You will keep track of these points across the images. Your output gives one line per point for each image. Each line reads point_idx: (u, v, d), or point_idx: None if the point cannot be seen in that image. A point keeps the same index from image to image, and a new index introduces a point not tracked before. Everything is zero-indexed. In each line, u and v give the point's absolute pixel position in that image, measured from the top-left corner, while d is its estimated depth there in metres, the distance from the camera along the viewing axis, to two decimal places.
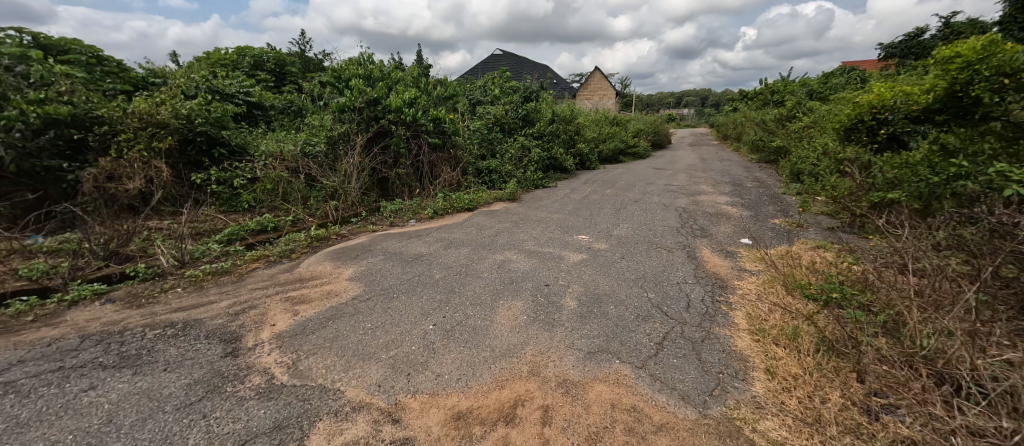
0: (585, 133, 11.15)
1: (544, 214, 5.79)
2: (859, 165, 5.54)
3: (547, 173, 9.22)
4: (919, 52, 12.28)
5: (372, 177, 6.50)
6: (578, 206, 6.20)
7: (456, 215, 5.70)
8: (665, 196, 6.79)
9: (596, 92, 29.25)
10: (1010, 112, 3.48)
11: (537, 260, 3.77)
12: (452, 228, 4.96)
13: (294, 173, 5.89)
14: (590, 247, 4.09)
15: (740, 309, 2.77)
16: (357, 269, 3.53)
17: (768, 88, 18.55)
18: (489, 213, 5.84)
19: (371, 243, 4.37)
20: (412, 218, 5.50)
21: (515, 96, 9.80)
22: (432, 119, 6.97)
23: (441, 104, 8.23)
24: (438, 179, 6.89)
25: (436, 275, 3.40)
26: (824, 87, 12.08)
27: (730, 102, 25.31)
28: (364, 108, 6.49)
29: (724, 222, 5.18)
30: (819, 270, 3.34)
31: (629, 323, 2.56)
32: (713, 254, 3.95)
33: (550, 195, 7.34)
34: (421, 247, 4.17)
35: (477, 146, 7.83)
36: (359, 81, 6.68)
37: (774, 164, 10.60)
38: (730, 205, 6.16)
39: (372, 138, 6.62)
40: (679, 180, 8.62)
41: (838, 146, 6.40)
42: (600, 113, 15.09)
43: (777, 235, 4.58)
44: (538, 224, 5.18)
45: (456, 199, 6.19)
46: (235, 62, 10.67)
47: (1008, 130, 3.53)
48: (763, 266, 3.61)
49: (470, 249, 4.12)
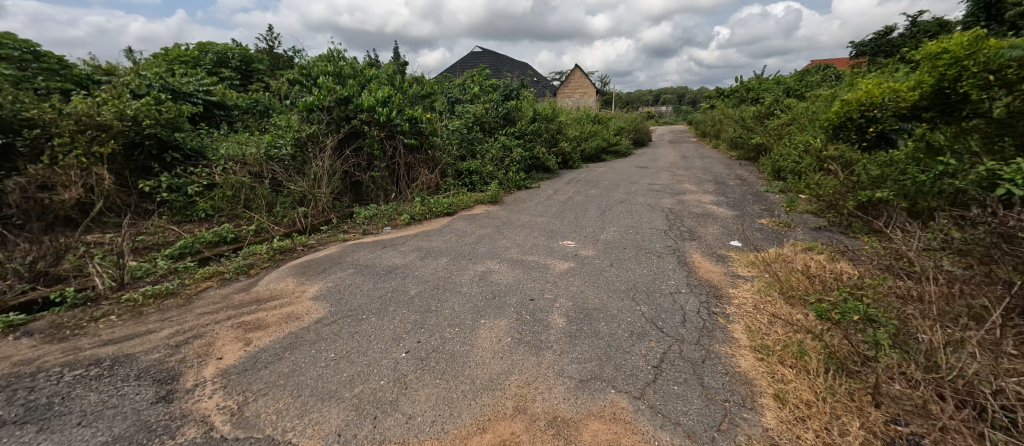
0: (567, 132, 10.97)
1: (527, 217, 5.55)
2: (843, 162, 5.51)
3: (530, 174, 8.98)
4: (889, 50, 12.60)
5: (345, 180, 6.14)
6: (562, 209, 5.98)
7: (435, 220, 5.40)
8: (650, 197, 6.66)
9: (576, 90, 29.24)
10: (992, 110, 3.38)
11: (520, 270, 3.51)
12: (430, 235, 4.65)
13: (257, 177, 5.46)
14: (577, 254, 3.87)
15: (739, 322, 2.58)
16: (322, 286, 3.19)
17: (745, 86, 18.82)
18: (470, 218, 5.55)
19: (341, 254, 4.02)
20: (387, 225, 5.16)
21: (495, 95, 9.52)
22: (408, 119, 6.62)
23: (418, 103, 7.88)
24: (416, 182, 6.55)
25: (410, 291, 3.10)
26: (800, 85, 12.26)
27: (708, 100, 25.67)
28: (334, 107, 6.10)
29: (711, 223, 5.06)
30: (815, 274, 3.20)
31: (622, 343, 2.34)
32: (704, 259, 3.78)
33: (533, 196, 7.10)
34: (395, 259, 3.85)
35: (457, 147, 7.51)
36: (328, 79, 6.28)
37: (755, 161, 10.67)
38: (716, 204, 6.06)
39: (343, 140, 6.23)
40: (662, 178, 8.52)
41: (821, 143, 6.38)
42: (582, 111, 14.95)
43: (765, 236, 4.47)
44: (521, 228, 4.93)
45: (434, 203, 5.87)
46: (197, 59, 10.01)
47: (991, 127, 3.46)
48: (756, 271, 3.45)
49: (449, 259, 3.84)
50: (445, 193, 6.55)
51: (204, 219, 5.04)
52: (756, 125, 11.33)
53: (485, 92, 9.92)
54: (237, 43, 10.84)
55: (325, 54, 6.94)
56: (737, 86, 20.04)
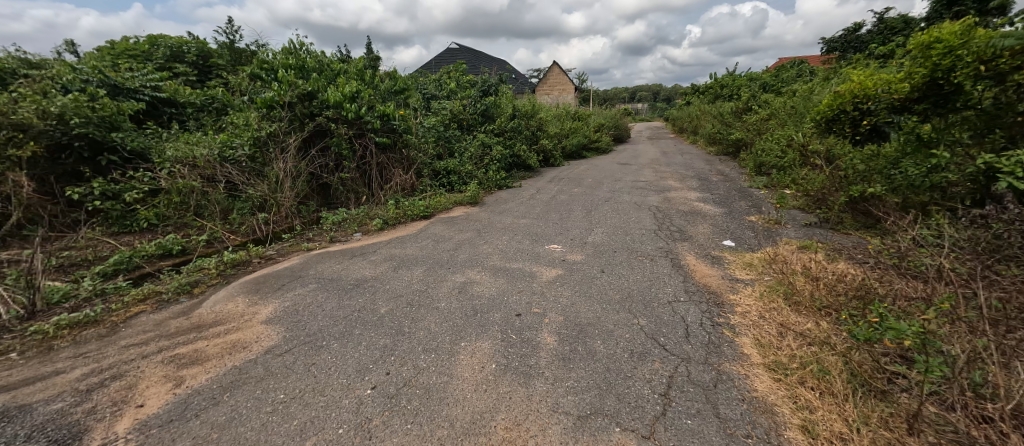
0: (548, 129, 10.70)
1: (509, 219, 5.23)
2: (829, 157, 5.42)
3: (510, 172, 8.65)
4: (859, 46, 12.88)
5: (311, 183, 5.68)
6: (545, 209, 5.69)
7: (411, 224, 5.02)
8: (635, 194, 6.45)
9: (555, 87, 29.08)
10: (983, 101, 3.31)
11: (504, 280, 3.20)
12: (404, 242, 4.26)
13: (210, 181, 4.95)
14: (565, 260, 3.58)
15: (746, 335, 2.34)
16: (277, 307, 2.78)
17: (721, 82, 19.03)
18: (449, 221, 5.18)
19: (303, 266, 3.59)
20: (358, 231, 4.74)
21: (472, 91, 9.14)
22: (380, 116, 6.17)
23: (391, 99, 7.43)
24: (390, 183, 6.12)
25: (380, 309, 2.73)
26: (776, 80, 12.39)
27: (684, 96, 25.96)
28: (296, 103, 5.61)
29: (701, 221, 4.87)
30: (818, 276, 3.01)
31: (623, 366, 2.05)
32: (699, 261, 3.55)
33: (515, 196, 6.78)
34: (364, 270, 3.46)
35: (433, 145, 7.11)
36: (290, 72, 5.78)
37: (735, 157, 10.67)
38: (702, 201, 5.90)
39: (308, 139, 5.75)
40: (646, 175, 8.36)
41: (806, 137, 6.30)
42: (561, 108, 14.72)
43: (757, 234, 4.30)
44: (503, 232, 4.61)
45: (410, 205, 5.47)
46: (147, 53, 9.22)
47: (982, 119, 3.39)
48: (755, 273, 3.24)
49: (425, 269, 3.47)
50: (422, 195, 6.15)
51: (147, 229, 4.49)
52: (734, 120, 11.36)
53: (462, 88, 9.53)
54: (193, 36, 10.06)
55: (287, 46, 6.40)
56: (712, 82, 20.26)
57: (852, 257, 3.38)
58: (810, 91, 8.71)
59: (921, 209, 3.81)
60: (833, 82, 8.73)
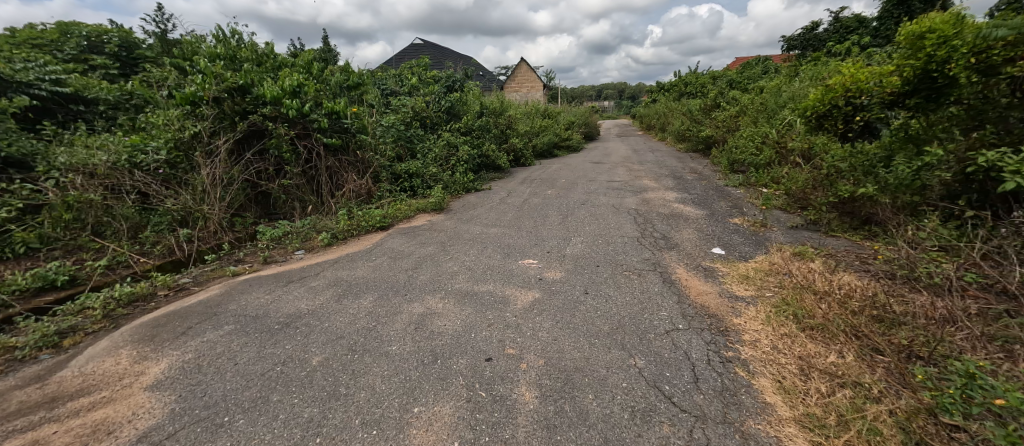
0: (518, 127, 10.22)
1: (478, 228, 4.69)
2: (810, 154, 5.23)
3: (479, 174, 8.10)
4: (817, 45, 13.18)
5: (247, 190, 4.91)
6: (517, 215, 5.20)
7: (365, 238, 4.38)
8: (612, 196, 6.08)
9: (524, 85, 28.74)
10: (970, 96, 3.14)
11: (472, 309, 2.66)
12: (353, 262, 3.64)
13: (115, 193, 4.13)
14: (542, 279, 3.10)
15: (765, 376, 1.93)
16: (173, 364, 2.14)
17: (685, 80, 19.24)
18: (409, 232, 4.57)
19: (221, 300, 2.92)
20: (301, 248, 4.06)
21: (435, 87, 8.51)
22: (329, 113, 5.45)
23: (344, 96, 6.69)
24: (342, 189, 5.41)
25: (313, 359, 2.14)
26: (741, 77, 12.48)
27: (650, 94, 26.27)
28: (224, 98, 4.81)
29: (684, 225, 4.52)
30: (824, 291, 2.67)
31: (624, 435, 1.58)
32: (691, 275, 3.15)
33: (484, 200, 6.25)
34: (299, 302, 2.83)
35: (392, 146, 6.45)
36: (217, 62, 4.97)
37: (705, 154, 10.61)
38: (682, 202, 5.60)
39: (242, 140, 4.97)
40: (620, 175, 8.04)
41: (782, 135, 6.12)
42: (531, 105, 14.28)
43: (746, 238, 3.98)
44: (470, 244, 4.08)
45: (364, 215, 4.82)
46: (57, 43, 7.97)
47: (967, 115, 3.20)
48: (755, 288, 2.88)
49: (376, 297, 2.88)
50: (379, 202, 5.50)
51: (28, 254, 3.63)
52: (704, 117, 11.31)
53: (424, 84, 8.87)
54: (113, 24, 8.81)
55: (216, 33, 5.54)
56: (677, 80, 20.49)
57: (852, 267, 3.10)
58: (778, 87, 8.67)
59: (911, 209, 3.61)
60: (800, 79, 8.74)
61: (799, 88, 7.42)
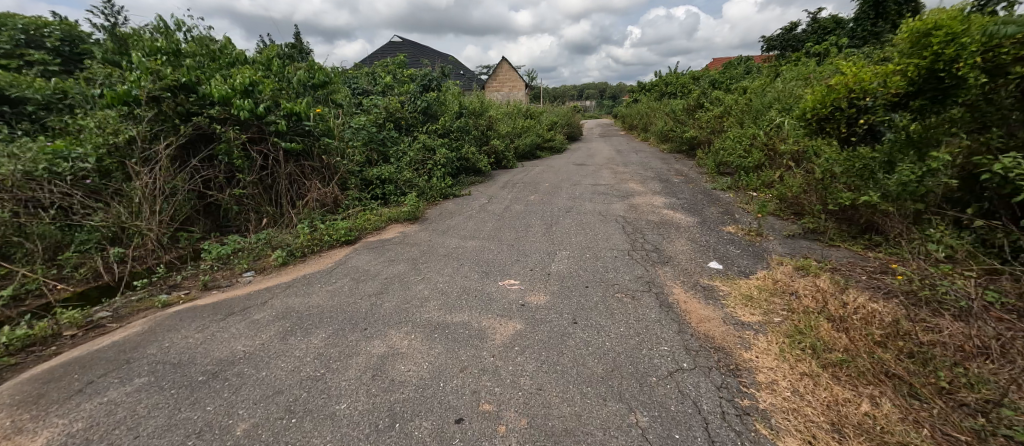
0: (498, 128, 9.83)
1: (454, 241, 4.29)
2: (802, 157, 5.01)
3: (458, 178, 7.68)
4: (796, 45, 13.21)
5: (195, 201, 4.37)
6: (498, 225, 4.82)
7: (327, 255, 3.92)
8: (598, 202, 5.77)
9: (505, 84, 28.40)
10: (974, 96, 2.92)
11: (442, 347, 2.26)
12: (308, 286, 3.18)
13: (29, 208, 3.55)
14: (525, 305, 2.72)
15: (791, 434, 1.61)
16: (54, 440, 1.67)
17: (666, 80, 19.21)
18: (377, 247, 4.13)
19: (140, 340, 2.43)
20: (250, 268, 3.57)
21: (411, 86, 8.09)
22: (288, 115, 4.94)
23: (309, 95, 6.16)
24: (305, 198, 4.91)
25: (237, 427, 1.70)
26: (723, 77, 12.40)
27: (631, 93, 26.28)
28: (164, 97, 4.25)
29: (676, 235, 4.22)
30: (839, 316, 2.39)
31: None
32: (690, 296, 2.83)
33: (462, 207, 5.85)
34: (235, 342, 2.37)
35: (362, 150, 5.97)
36: (156, 58, 4.40)
37: (690, 155, 10.45)
38: (671, 208, 5.32)
39: (187, 145, 4.42)
40: (605, 178, 7.76)
41: (771, 137, 5.93)
42: (512, 105, 13.91)
43: (744, 250, 3.71)
44: (445, 260, 3.68)
45: (327, 228, 4.35)
46: None
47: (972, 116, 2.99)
48: (762, 313, 2.57)
49: (329, 332, 2.44)
50: (347, 212, 5.03)
51: None
52: (687, 117, 11.15)
53: (399, 83, 8.38)
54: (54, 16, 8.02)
55: (158, 24, 4.94)
56: (658, 80, 20.47)
57: (860, 284, 2.84)
58: (761, 88, 8.55)
59: (916, 218, 3.39)
60: (783, 79, 8.62)
61: (784, 89, 7.27)
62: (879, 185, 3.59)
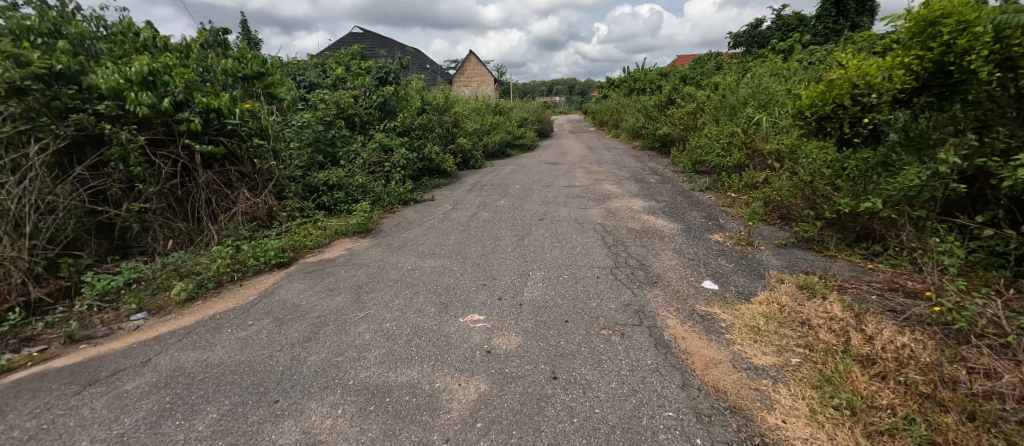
0: (465, 125, 9.18)
1: (409, 260, 3.67)
2: (786, 157, 4.71)
3: (420, 180, 7.02)
4: (761, 41, 13.21)
5: (83, 218, 3.48)
6: (462, 237, 4.24)
7: (251, 284, 3.21)
8: (574, 207, 5.28)
9: (474, 79, 27.63)
10: (990, 92, 2.55)
11: (378, 428, 1.67)
12: (213, 333, 2.49)
13: None
14: (491, 352, 2.19)
15: None
16: None
17: (635, 76, 19.07)
18: (314, 271, 3.46)
19: None
20: (143, 308, 2.82)
21: (365, 78, 7.35)
22: (206, 112, 4.13)
23: (239, 88, 5.31)
24: (230, 210, 4.15)
25: None
26: (694, 73, 12.24)
27: (601, 89, 26.14)
28: (30, 88, 3.29)
29: (660, 245, 3.80)
30: (868, 358, 1.98)
31: None
32: (689, 330, 2.36)
33: (423, 215, 5.22)
34: (80, 436, 1.68)
35: (305, 151, 5.20)
36: (19, 39, 3.48)
37: (662, 152, 10.20)
38: (651, 213, 4.93)
39: (71, 147, 3.54)
40: (579, 178, 7.31)
41: (750, 135, 5.65)
42: (480, 100, 13.25)
43: (738, 264, 3.29)
44: (396, 287, 3.07)
45: (254, 249, 3.63)
46: None
47: (982, 113, 2.66)
48: (775, 352, 2.13)
49: (221, 411, 1.80)
50: (284, 227, 4.30)
51: None
52: (659, 114, 10.91)
53: (352, 75, 7.58)
54: None
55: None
56: (628, 75, 20.34)
57: (874, 309, 2.47)
58: (734, 84, 8.33)
59: (917, 226, 3.11)
60: (755, 75, 8.44)
61: (758, 85, 7.05)
62: (879, 189, 3.28)
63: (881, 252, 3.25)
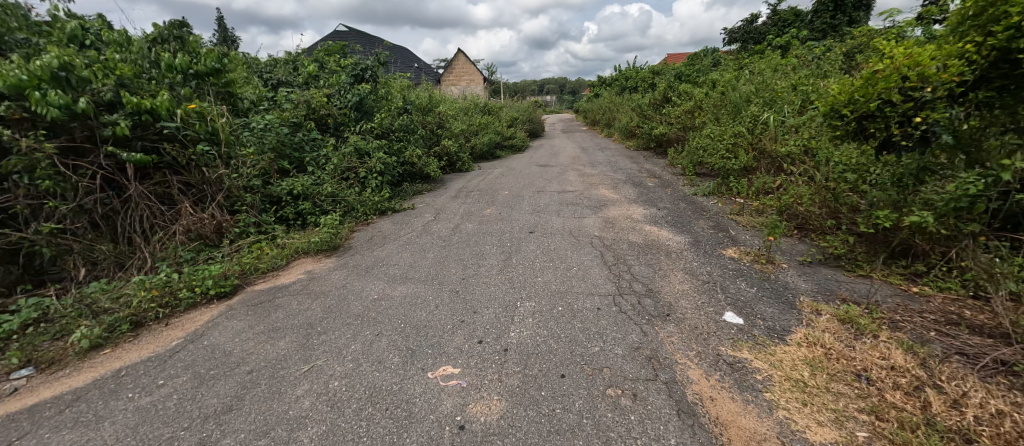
0: (450, 126, 8.63)
1: (376, 286, 3.12)
2: (801, 160, 4.25)
3: (400, 187, 6.47)
4: (757, 37, 12.77)
5: None
6: (442, 254, 3.72)
7: (178, 326, 2.64)
8: (567, 216, 4.77)
9: (462, 78, 27.04)
10: None
11: None
12: (106, 402, 1.94)
13: None
14: (465, 426, 1.67)
15: None
16: None
17: (627, 74, 18.61)
18: (261, 304, 2.91)
19: None
20: (31, 362, 2.25)
21: (340, 76, 6.78)
22: (137, 114, 3.55)
23: (189, 87, 4.71)
24: (170, 229, 3.58)
25: None
26: (690, 69, 11.78)
27: (592, 88, 25.67)
28: None
29: (668, 263, 3.32)
30: (962, 435, 1.50)
31: None
32: (718, 387, 1.86)
33: (400, 228, 4.68)
34: None
35: (265, 157, 4.62)
36: None
37: (658, 153, 9.74)
38: (652, 222, 4.45)
39: None
40: (572, 183, 6.80)
41: (757, 135, 5.20)
42: (468, 99, 12.72)
43: (762, 288, 2.80)
44: (355, 326, 2.53)
45: (191, 276, 3.08)
46: None
47: None
48: (834, 422, 1.63)
49: None
50: (235, 246, 3.74)
51: None
52: (653, 112, 10.45)
53: (326, 72, 7.00)
54: None
55: None
56: (620, 74, 19.87)
57: (942, 353, 1.99)
58: (733, 80, 7.87)
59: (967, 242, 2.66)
60: (754, 71, 7.99)
61: (761, 81, 6.61)
62: (919, 198, 2.83)
63: (918, 265, 2.82)
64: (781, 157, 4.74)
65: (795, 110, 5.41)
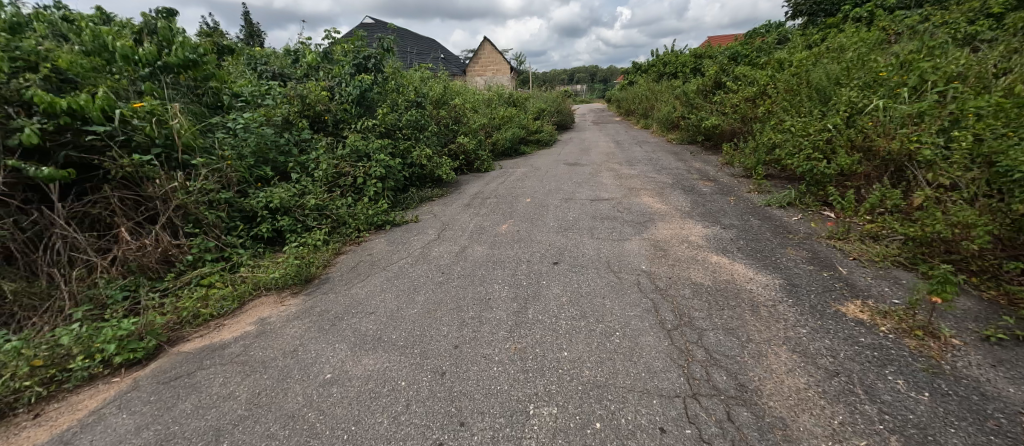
0: (467, 120, 7.68)
1: (334, 353, 2.22)
2: (950, 166, 2.96)
3: (407, 193, 5.62)
4: (829, 9, 10.85)
5: None
6: (435, 297, 2.79)
7: (50, 421, 1.87)
8: (603, 237, 3.71)
9: (489, 68, 26.05)
10: None
11: None
12: None
13: None
14: None
15: None
16: None
17: (667, 58, 16.89)
18: (173, 382, 2.09)
19: None
20: None
21: (342, 67, 5.95)
22: (57, 116, 2.84)
23: (153, 82, 4.01)
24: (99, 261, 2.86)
25: None
26: (746, 49, 10.15)
27: (626, 76, 23.96)
28: None
29: (759, 326, 2.23)
30: None
31: None
32: None
33: (393, 250, 3.79)
34: None
35: (235, 164, 3.85)
36: None
37: (708, 148, 8.37)
38: (720, 248, 3.33)
39: None
40: (607, 187, 5.71)
41: (861, 129, 3.90)
42: (492, 90, 11.73)
43: (941, 395, 1.65)
44: (277, 442, 1.63)
45: (97, 333, 2.30)
46: None
47: None
48: None
49: None
50: (180, 281, 2.99)
51: None
52: (702, 100, 9.03)
53: (328, 62, 6.20)
54: None
55: None
56: (658, 58, 18.16)
57: None
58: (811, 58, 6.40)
59: None
60: (838, 46, 6.45)
61: (851, 59, 5.23)
62: None
63: None
64: (904, 159, 3.44)
65: (911, 95, 4.06)
